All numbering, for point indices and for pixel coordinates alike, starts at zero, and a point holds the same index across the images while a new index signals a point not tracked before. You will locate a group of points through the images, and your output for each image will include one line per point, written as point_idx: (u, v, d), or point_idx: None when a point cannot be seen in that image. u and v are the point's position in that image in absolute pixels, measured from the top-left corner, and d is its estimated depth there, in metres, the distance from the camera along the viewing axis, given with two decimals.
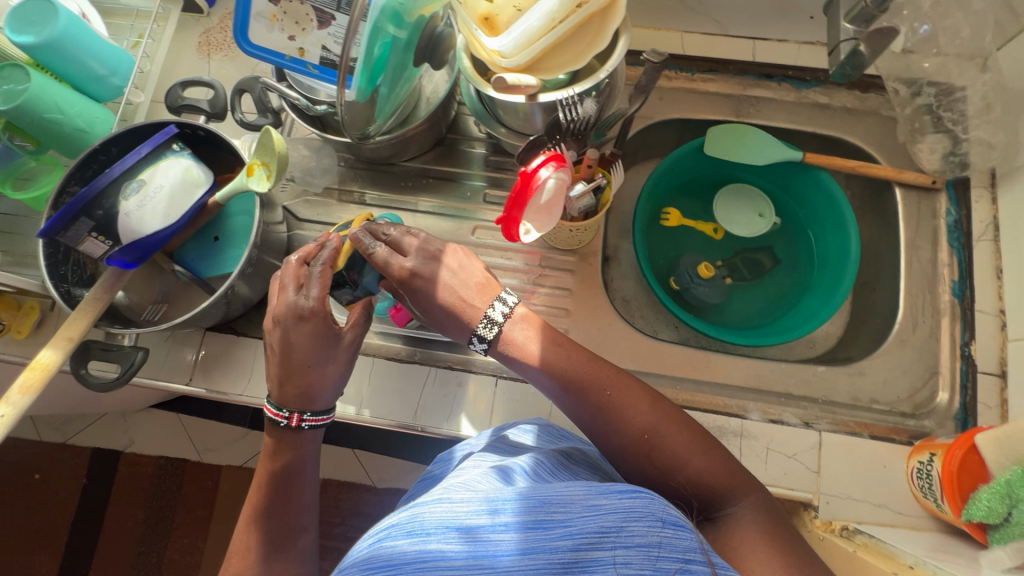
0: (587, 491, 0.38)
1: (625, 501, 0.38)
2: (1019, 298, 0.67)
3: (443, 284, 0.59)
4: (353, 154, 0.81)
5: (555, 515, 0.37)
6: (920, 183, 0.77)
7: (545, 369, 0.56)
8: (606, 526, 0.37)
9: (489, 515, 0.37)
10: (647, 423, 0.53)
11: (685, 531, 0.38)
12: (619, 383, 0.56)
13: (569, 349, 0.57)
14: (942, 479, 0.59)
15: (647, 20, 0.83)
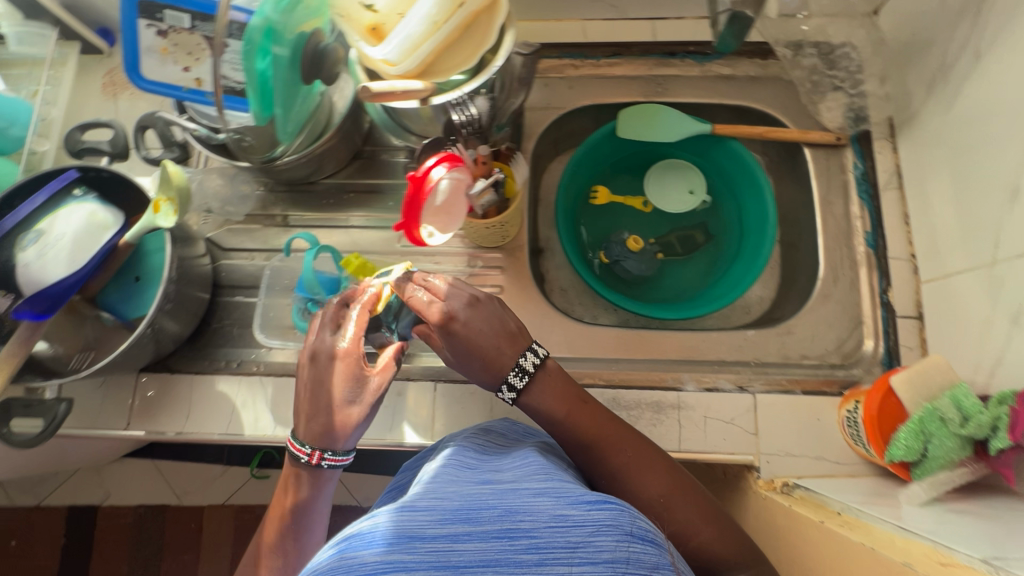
0: (555, 503, 0.35)
1: (597, 512, 0.34)
2: (927, 241, 0.71)
3: (480, 327, 0.58)
4: (270, 178, 0.80)
5: (519, 525, 0.33)
6: (826, 142, 0.79)
7: (564, 424, 0.56)
8: (574, 539, 0.32)
9: (448, 524, 0.32)
10: (658, 490, 0.51)
11: (655, 545, 0.34)
12: (639, 447, 0.55)
13: (591, 408, 0.57)
14: (865, 425, 0.61)
15: (548, 13, 0.84)
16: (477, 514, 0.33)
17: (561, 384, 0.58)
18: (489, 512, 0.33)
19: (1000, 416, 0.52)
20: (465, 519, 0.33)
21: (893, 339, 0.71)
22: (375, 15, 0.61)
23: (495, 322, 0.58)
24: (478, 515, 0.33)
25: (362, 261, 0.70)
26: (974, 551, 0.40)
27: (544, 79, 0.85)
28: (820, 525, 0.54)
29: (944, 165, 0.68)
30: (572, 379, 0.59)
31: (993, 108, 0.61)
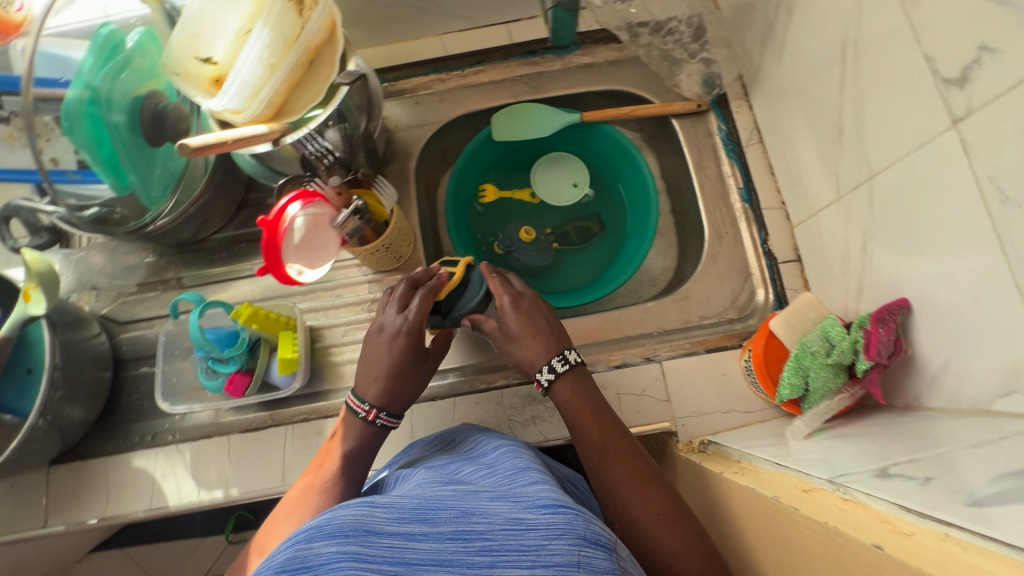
0: (511, 509, 0.38)
1: (550, 518, 0.38)
2: (790, 187, 0.75)
3: (527, 320, 0.63)
4: (154, 243, 0.79)
5: (475, 527, 0.36)
6: (689, 110, 0.83)
7: (583, 436, 0.58)
8: (526, 542, 0.36)
9: (407, 524, 0.36)
10: (644, 520, 0.52)
11: (602, 548, 0.38)
12: (650, 475, 0.55)
13: (612, 427, 0.58)
14: (757, 371, 0.63)
15: (405, 33, 0.86)
16: (435, 516, 0.37)
17: (581, 402, 0.59)
18: (446, 514, 0.37)
19: (860, 339, 0.55)
20: (423, 520, 0.37)
21: (780, 284, 0.75)
22: (217, 67, 0.63)
23: (539, 314, 0.63)
24: (436, 517, 0.37)
25: (254, 309, 0.69)
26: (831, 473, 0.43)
27: (414, 98, 0.86)
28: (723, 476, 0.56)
29: (789, 115, 0.72)
30: (600, 393, 0.60)
31: (814, 56, 0.65)
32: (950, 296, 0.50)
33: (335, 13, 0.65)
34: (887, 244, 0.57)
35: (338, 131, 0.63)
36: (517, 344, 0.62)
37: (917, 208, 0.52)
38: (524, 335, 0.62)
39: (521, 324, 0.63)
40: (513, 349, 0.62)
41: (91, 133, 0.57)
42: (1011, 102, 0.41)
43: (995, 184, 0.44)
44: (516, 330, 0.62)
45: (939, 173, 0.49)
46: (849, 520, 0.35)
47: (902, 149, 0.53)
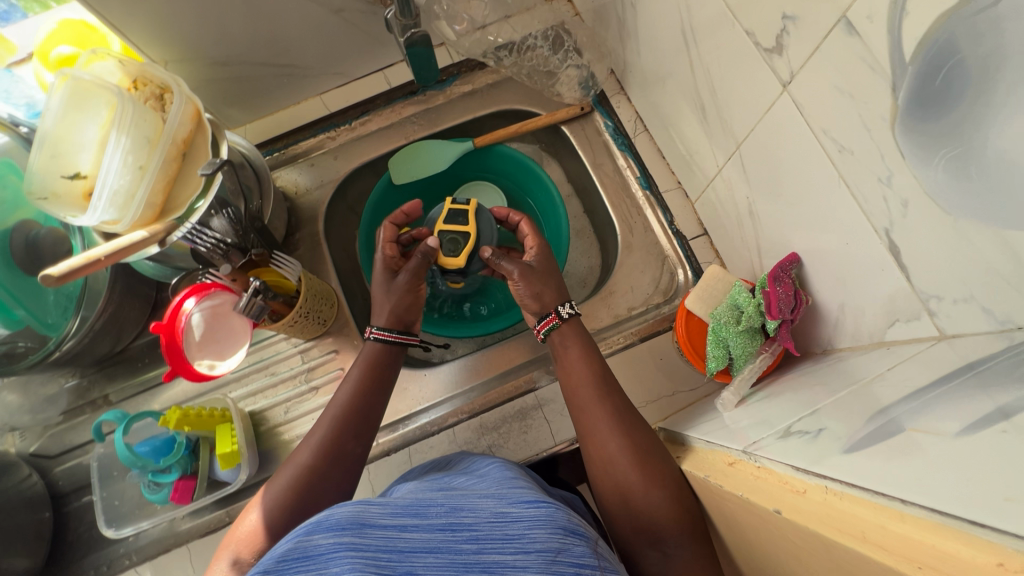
0: (497, 503, 0.41)
1: (532, 509, 0.40)
2: (680, 167, 0.77)
3: (547, 269, 0.71)
4: (70, 366, 0.76)
5: (464, 519, 0.38)
6: (574, 114, 0.85)
7: (578, 379, 0.62)
8: (511, 532, 0.38)
9: (399, 517, 0.37)
10: (620, 454, 0.55)
11: (581, 538, 0.40)
12: (638, 425, 0.58)
13: (606, 380, 0.62)
14: (685, 351, 0.65)
15: (284, 101, 0.86)
16: (427, 511, 0.38)
17: (574, 350, 0.65)
18: (437, 509, 0.39)
19: (762, 301, 0.58)
20: (416, 514, 0.38)
21: (695, 260, 0.77)
22: (87, 180, 0.62)
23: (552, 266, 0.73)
24: (428, 511, 0.38)
25: (183, 411, 0.67)
26: (748, 441, 0.44)
27: (308, 160, 0.86)
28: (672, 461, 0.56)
29: (662, 101, 0.75)
30: (596, 346, 0.65)
31: (664, 44, 0.68)
32: (827, 243, 0.52)
33: (195, 102, 0.65)
34: (768, 205, 0.60)
35: (223, 218, 0.61)
36: (535, 284, 0.69)
37: (780, 168, 0.55)
38: (540, 282, 0.70)
39: (540, 270, 0.71)
40: (523, 293, 0.69)
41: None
42: (818, 61, 0.44)
43: (830, 135, 0.46)
44: (530, 276, 0.69)
45: (786, 133, 0.52)
46: (759, 489, 0.36)
47: (753, 117, 0.56)
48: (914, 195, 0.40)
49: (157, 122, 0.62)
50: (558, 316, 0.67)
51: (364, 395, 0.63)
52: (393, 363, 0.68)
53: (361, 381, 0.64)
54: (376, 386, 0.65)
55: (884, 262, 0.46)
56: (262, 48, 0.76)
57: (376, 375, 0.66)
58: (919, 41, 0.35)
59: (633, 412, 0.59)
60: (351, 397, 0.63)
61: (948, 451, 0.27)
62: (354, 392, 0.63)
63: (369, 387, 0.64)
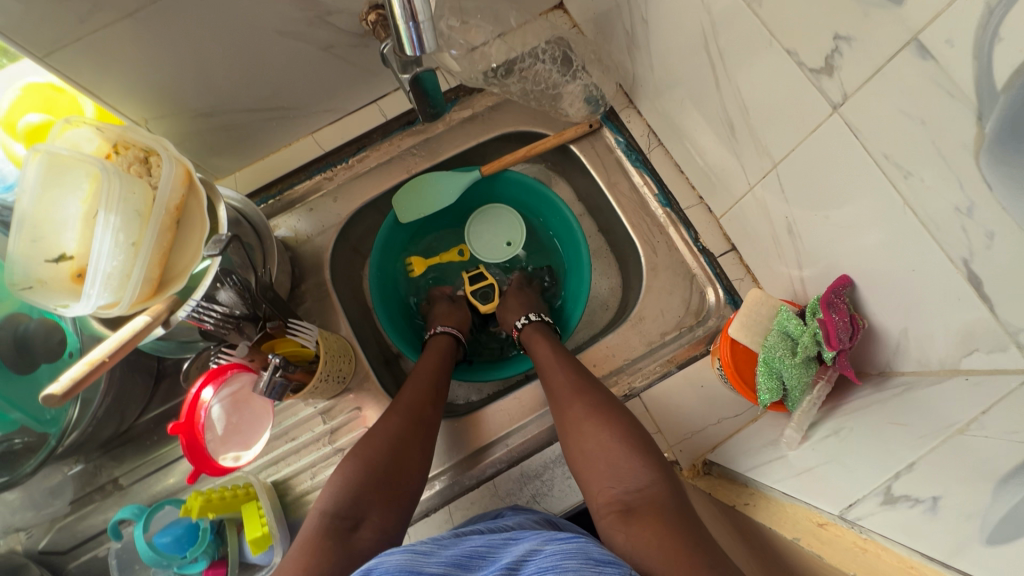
0: (534, 543, 0.41)
1: (565, 544, 0.39)
2: (702, 182, 0.74)
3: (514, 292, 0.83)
4: (72, 453, 0.70)
5: (500, 559, 0.39)
6: (583, 133, 0.81)
7: (543, 362, 0.69)
8: (542, 565, 0.38)
9: (446, 564, 0.39)
10: (577, 410, 0.61)
11: (616, 566, 0.37)
12: (595, 389, 0.63)
13: (566, 358, 0.68)
14: (732, 381, 0.62)
15: (275, 143, 0.80)
16: (469, 556, 0.40)
17: (537, 338, 0.73)
18: (483, 551, 0.40)
19: (818, 330, 0.54)
20: (460, 560, 0.40)
21: (725, 278, 0.74)
22: (74, 261, 0.56)
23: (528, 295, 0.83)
24: (471, 557, 0.40)
25: (205, 496, 0.62)
26: (840, 500, 0.41)
27: (306, 205, 0.80)
28: (737, 508, 0.53)
29: (679, 117, 0.72)
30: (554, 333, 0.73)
31: (681, 59, 0.65)
32: (885, 266, 0.49)
33: (185, 163, 0.60)
34: (811, 225, 0.57)
35: (229, 289, 0.56)
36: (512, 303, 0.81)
37: (828, 189, 0.52)
38: (526, 304, 0.81)
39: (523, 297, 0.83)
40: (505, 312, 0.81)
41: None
42: (881, 84, 0.41)
43: (893, 160, 0.43)
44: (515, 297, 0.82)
45: (836, 155, 0.48)
46: (876, 570, 0.34)
47: (795, 137, 0.53)
48: (1002, 227, 0.37)
49: (147, 191, 0.56)
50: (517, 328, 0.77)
51: (437, 370, 0.70)
52: (450, 352, 0.75)
53: (433, 361, 0.71)
54: (446, 370, 0.71)
55: (960, 291, 0.43)
56: (249, 93, 0.70)
57: (444, 361, 0.72)
58: (1016, 69, 0.32)
59: (591, 377, 0.65)
60: (425, 372, 0.69)
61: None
62: (429, 371, 0.69)
63: (438, 365, 0.71)
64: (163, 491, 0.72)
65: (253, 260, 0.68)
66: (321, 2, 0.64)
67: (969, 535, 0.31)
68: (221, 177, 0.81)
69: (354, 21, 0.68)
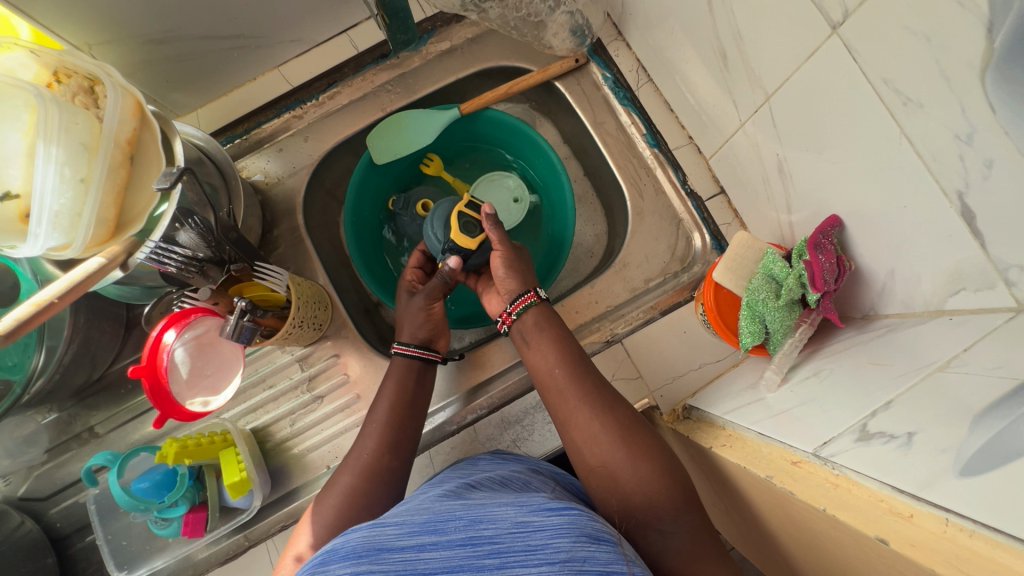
0: (519, 512, 0.39)
1: (555, 517, 0.39)
2: (692, 121, 0.70)
3: (524, 257, 0.72)
4: (43, 402, 0.69)
5: (483, 533, 0.37)
6: (568, 68, 0.76)
7: (553, 369, 0.61)
8: (533, 543, 0.37)
9: (416, 536, 0.37)
10: (605, 435, 0.56)
11: (607, 543, 0.39)
12: (617, 410, 0.58)
13: (581, 366, 0.61)
14: (714, 325, 0.61)
15: (238, 77, 0.75)
16: (444, 526, 0.38)
17: (544, 337, 0.64)
18: (455, 523, 0.38)
19: (803, 272, 0.53)
20: (433, 531, 0.37)
21: (712, 222, 0.72)
22: (21, 200, 0.52)
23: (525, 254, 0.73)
24: (445, 527, 0.38)
25: (180, 444, 0.62)
26: (815, 438, 0.40)
27: (275, 145, 0.76)
28: (713, 448, 0.53)
29: (669, 49, 0.67)
30: (563, 330, 0.65)
31: None
32: (875, 203, 0.47)
33: (135, 94, 0.55)
34: (802, 163, 0.54)
35: (190, 231, 0.53)
36: (516, 264, 0.69)
37: (822, 122, 0.49)
38: (525, 262, 0.71)
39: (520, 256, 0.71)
40: (501, 270, 0.68)
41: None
42: None
43: (892, 86, 0.40)
44: (512, 254, 0.69)
45: (833, 83, 0.45)
46: (849, 505, 0.33)
47: (790, 63, 0.49)
48: (1003, 155, 0.34)
49: (93, 123, 0.52)
50: (536, 294, 0.66)
51: (402, 406, 0.60)
52: (423, 377, 0.65)
53: (398, 393, 0.62)
54: (415, 394, 0.62)
55: (953, 229, 0.41)
56: (202, 18, 0.64)
57: (410, 385, 0.63)
58: None
59: (607, 389, 0.60)
60: (393, 415, 0.60)
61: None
62: (391, 410, 0.60)
63: (405, 402, 0.61)
64: (140, 439, 0.71)
65: (216, 203, 0.64)
66: None
67: (943, 468, 0.30)
68: (181, 114, 0.76)
69: None
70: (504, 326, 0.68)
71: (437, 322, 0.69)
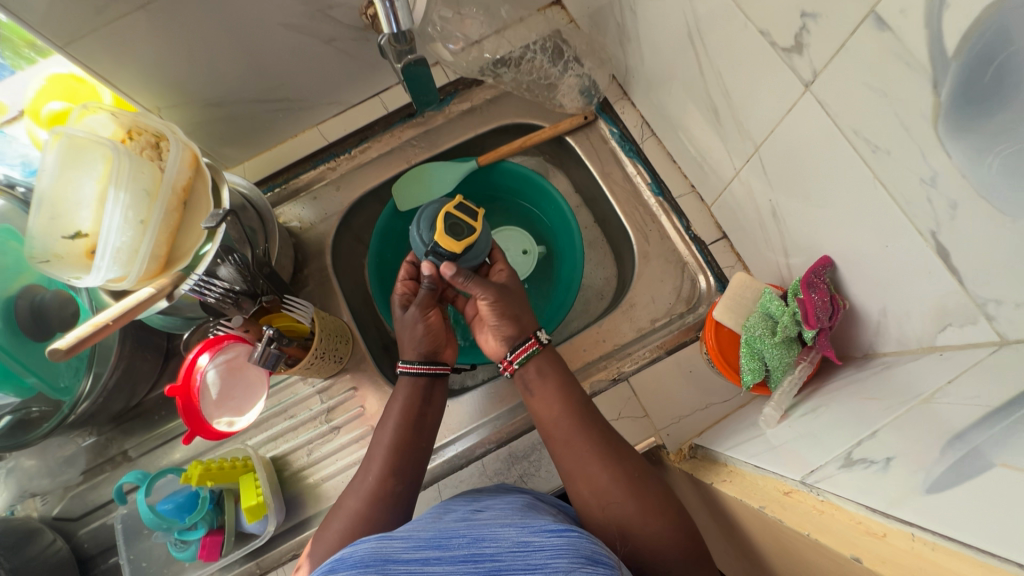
0: (519, 532, 0.42)
1: (555, 538, 0.41)
2: (693, 171, 0.75)
3: (517, 294, 0.72)
4: (85, 424, 0.74)
5: (485, 551, 0.40)
6: (578, 124, 0.83)
7: (559, 416, 0.63)
8: (533, 562, 0.39)
9: (422, 551, 0.39)
10: (613, 483, 0.58)
11: (605, 564, 0.41)
12: (622, 458, 0.60)
13: (586, 413, 0.63)
14: (715, 362, 0.62)
15: (281, 134, 0.84)
16: (449, 543, 0.41)
17: (549, 384, 0.66)
18: (459, 540, 0.41)
19: (797, 310, 0.54)
20: (438, 547, 0.40)
21: (716, 265, 0.75)
22: (88, 238, 0.60)
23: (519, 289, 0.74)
24: (449, 544, 0.40)
25: (204, 466, 0.66)
26: (804, 468, 0.41)
27: (310, 194, 0.84)
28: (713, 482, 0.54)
29: (670, 106, 0.73)
30: (566, 377, 0.67)
31: (669, 48, 0.66)
32: (860, 244, 0.50)
33: (193, 148, 0.63)
34: (793, 209, 0.57)
35: (230, 265, 0.59)
36: (513, 307, 0.70)
37: (806, 170, 0.52)
38: (513, 305, 0.70)
39: (515, 293, 0.72)
40: (495, 314, 0.68)
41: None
42: (847, 58, 0.41)
43: (861, 136, 0.43)
44: (502, 297, 0.69)
45: (811, 134, 0.49)
46: (829, 529, 0.34)
47: (773, 117, 0.53)
48: (964, 197, 0.37)
49: (155, 172, 0.60)
50: (537, 341, 0.68)
51: (412, 435, 0.62)
52: (431, 393, 0.67)
53: (404, 414, 0.63)
54: (421, 419, 0.64)
55: (931, 266, 0.43)
56: (253, 86, 0.74)
57: (416, 408, 0.64)
58: (963, 36, 0.32)
59: (612, 437, 0.62)
60: (399, 437, 0.61)
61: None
62: (399, 433, 0.62)
63: (411, 423, 0.63)
64: (168, 465, 0.75)
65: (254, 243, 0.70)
66: None
67: (915, 490, 0.30)
68: (230, 166, 0.85)
69: (355, 14, 0.70)
70: (506, 372, 0.69)
71: (437, 332, 0.69)
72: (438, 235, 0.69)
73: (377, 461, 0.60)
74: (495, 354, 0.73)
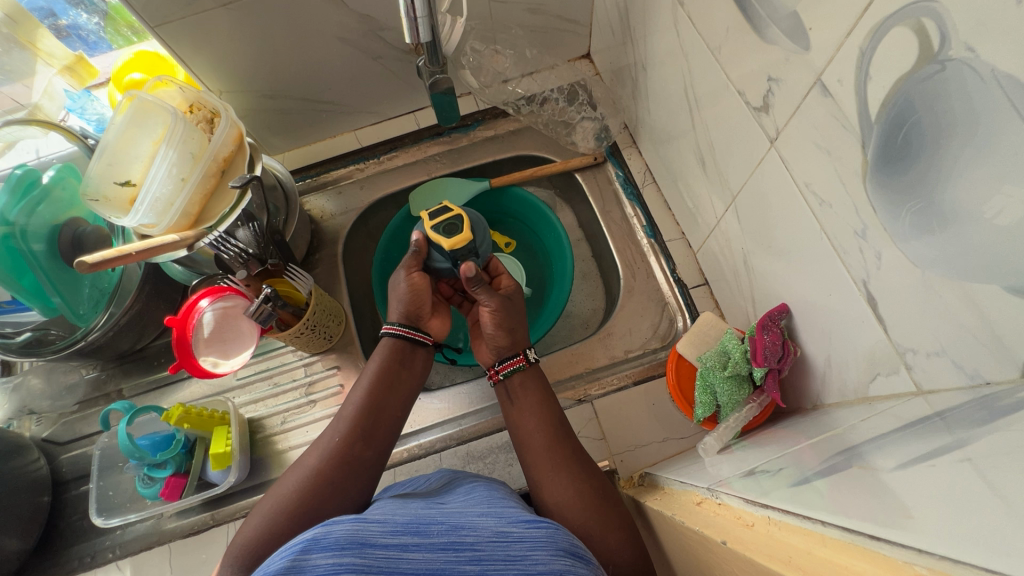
0: (497, 525, 0.45)
1: (535, 531, 0.44)
2: (684, 218, 0.80)
3: (516, 308, 0.74)
4: (93, 358, 0.81)
5: (465, 540, 0.42)
6: (587, 163, 0.90)
7: (534, 431, 0.65)
8: (512, 553, 0.42)
9: (399, 536, 0.40)
10: (578, 501, 0.59)
11: (582, 559, 0.44)
12: (591, 478, 0.61)
13: (561, 432, 0.65)
14: (673, 392, 0.67)
15: (321, 133, 0.94)
16: (428, 531, 0.42)
17: (529, 399, 0.68)
18: (437, 528, 0.43)
19: (748, 347, 0.59)
20: (416, 533, 0.41)
21: (694, 309, 0.78)
22: (135, 189, 0.69)
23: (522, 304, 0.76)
24: (427, 530, 0.42)
25: (185, 409, 0.70)
26: (716, 481, 0.43)
27: (336, 188, 0.92)
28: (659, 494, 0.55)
29: (669, 155, 0.79)
30: (546, 396, 0.69)
31: (670, 103, 0.73)
32: (811, 295, 0.53)
33: (239, 127, 0.72)
34: (760, 258, 0.61)
35: (248, 230, 0.66)
36: (510, 322, 0.72)
37: (770, 220, 0.57)
38: (513, 319, 0.72)
39: (517, 308, 0.74)
40: (489, 326, 0.71)
41: (9, 265, 0.64)
42: (800, 121, 0.46)
43: (811, 189, 0.48)
44: (502, 310, 0.71)
45: (775, 187, 0.54)
46: (714, 524, 0.36)
47: (748, 169, 0.58)
48: (887, 247, 0.41)
49: (203, 141, 0.69)
50: (524, 358, 0.71)
51: (382, 402, 0.66)
52: (410, 356, 0.71)
53: (376, 378, 0.67)
54: (392, 384, 0.68)
55: (864, 315, 0.46)
56: (306, 87, 0.84)
57: (391, 370, 0.69)
58: (882, 104, 0.37)
59: (583, 458, 0.63)
60: (369, 398, 0.65)
61: (900, 480, 0.28)
62: (370, 392, 0.66)
63: (381, 386, 0.66)
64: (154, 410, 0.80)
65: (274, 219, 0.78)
66: (376, 20, 0.76)
67: (789, 492, 0.33)
68: (272, 154, 0.95)
69: (402, 38, 0.80)
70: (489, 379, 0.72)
71: (420, 292, 0.72)
72: (451, 246, 0.69)
73: (345, 419, 0.64)
74: (485, 360, 0.76)
